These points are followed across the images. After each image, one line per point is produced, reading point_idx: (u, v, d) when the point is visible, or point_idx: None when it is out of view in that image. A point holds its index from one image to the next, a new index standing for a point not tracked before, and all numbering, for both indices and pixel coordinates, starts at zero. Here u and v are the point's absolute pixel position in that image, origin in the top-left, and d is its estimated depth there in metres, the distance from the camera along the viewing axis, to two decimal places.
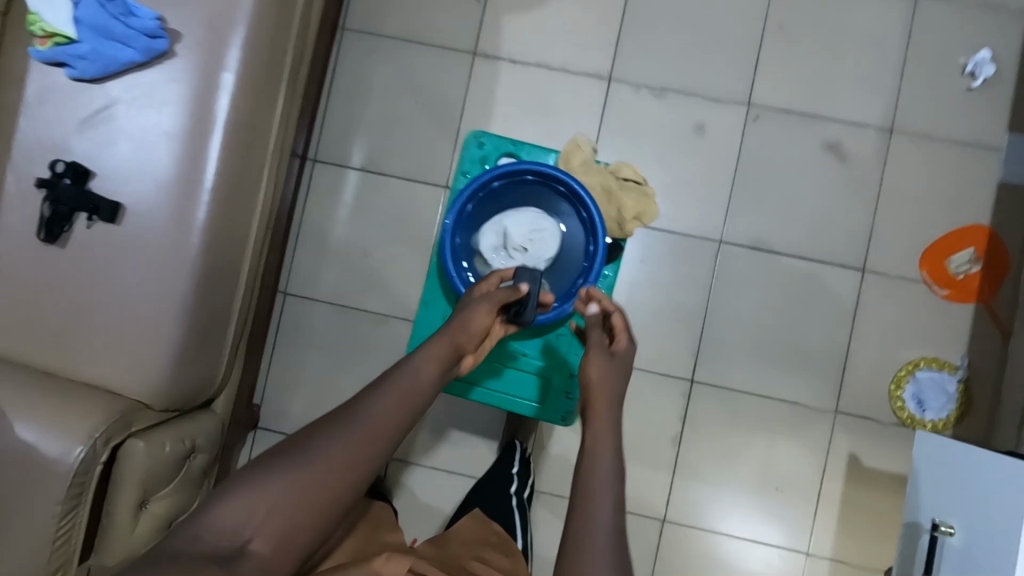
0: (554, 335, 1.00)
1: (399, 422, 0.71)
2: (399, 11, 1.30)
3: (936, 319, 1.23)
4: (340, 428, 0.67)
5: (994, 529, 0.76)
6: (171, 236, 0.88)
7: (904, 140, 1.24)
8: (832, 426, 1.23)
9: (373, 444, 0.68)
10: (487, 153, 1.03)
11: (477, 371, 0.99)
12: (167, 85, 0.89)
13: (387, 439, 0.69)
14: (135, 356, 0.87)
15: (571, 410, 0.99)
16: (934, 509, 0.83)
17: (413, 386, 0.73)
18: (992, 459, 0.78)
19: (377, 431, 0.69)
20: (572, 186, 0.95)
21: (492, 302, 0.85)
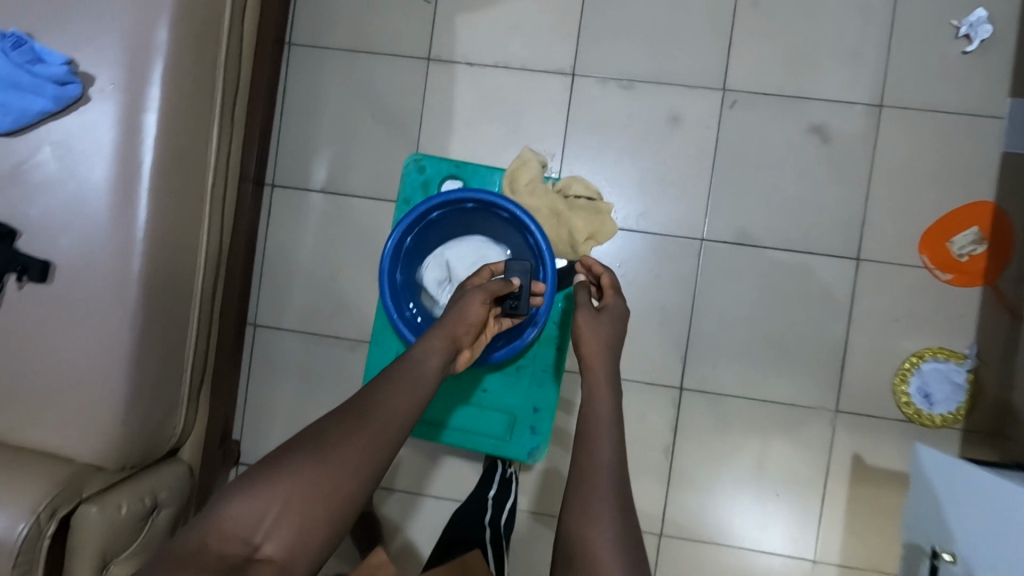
0: (514, 372, 1.08)
1: (405, 415, 0.71)
2: (347, 20, 1.24)
3: (940, 306, 1.14)
4: (348, 424, 0.67)
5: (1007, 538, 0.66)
6: (107, 290, 0.84)
7: (896, 116, 1.15)
8: (834, 426, 1.16)
9: (382, 438, 0.68)
10: (428, 176, 1.11)
11: (443, 412, 1.09)
12: (86, 132, 0.84)
13: (396, 431, 0.69)
14: (81, 419, 0.84)
15: (535, 445, 1.07)
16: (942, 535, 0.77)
17: (416, 380, 0.74)
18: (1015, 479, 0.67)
19: (387, 424, 0.69)
20: (513, 212, 0.94)
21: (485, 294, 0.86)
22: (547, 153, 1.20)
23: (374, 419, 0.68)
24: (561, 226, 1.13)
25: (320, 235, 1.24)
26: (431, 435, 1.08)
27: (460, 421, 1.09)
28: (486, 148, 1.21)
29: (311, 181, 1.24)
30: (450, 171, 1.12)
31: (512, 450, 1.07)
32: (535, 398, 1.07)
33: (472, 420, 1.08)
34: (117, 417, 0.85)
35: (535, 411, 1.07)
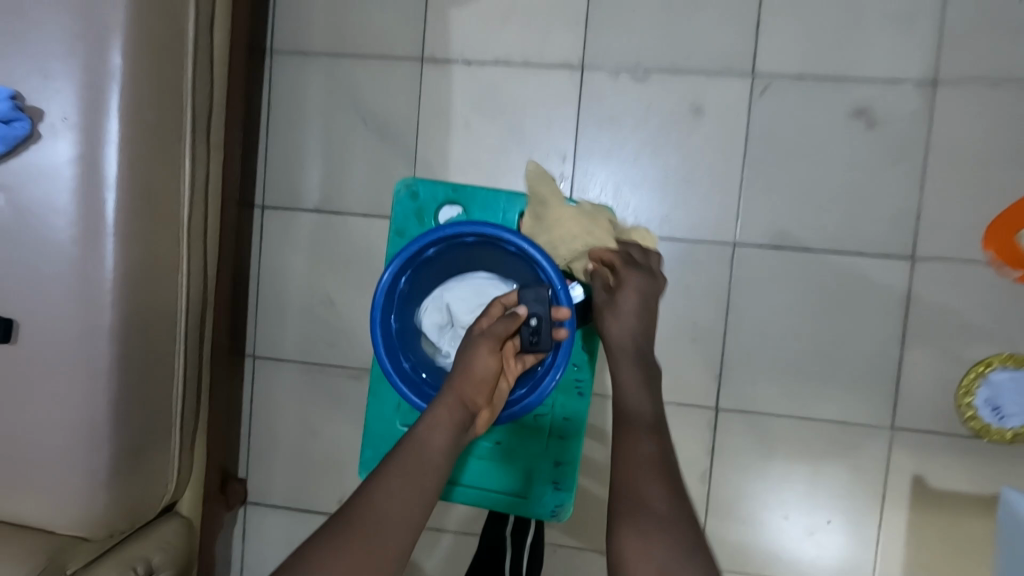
0: (531, 421, 0.98)
1: (407, 507, 0.67)
2: (331, 21, 1.13)
3: (1010, 307, 1.01)
4: (342, 528, 0.63)
5: None
6: (77, 346, 0.77)
7: (952, 92, 1.01)
8: (890, 445, 1.05)
9: (381, 536, 0.64)
10: (423, 203, 0.98)
11: (457, 470, 1.00)
12: (41, 173, 0.76)
13: (398, 525, 0.66)
14: (64, 487, 0.78)
15: (559, 503, 0.97)
16: None
17: (422, 459, 0.71)
18: None
19: (394, 514, 0.66)
20: (523, 247, 0.83)
21: (488, 341, 0.81)
22: (557, 156, 1.09)
23: (373, 512, 0.65)
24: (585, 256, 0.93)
25: (316, 258, 1.16)
26: (447, 495, 1.00)
27: (478, 478, 0.99)
28: (490, 154, 1.10)
29: (303, 200, 1.15)
30: (447, 195, 0.98)
31: (535, 510, 0.97)
32: (556, 451, 0.98)
33: (489, 475, 0.99)
34: (99, 482, 0.78)
35: (557, 465, 0.97)
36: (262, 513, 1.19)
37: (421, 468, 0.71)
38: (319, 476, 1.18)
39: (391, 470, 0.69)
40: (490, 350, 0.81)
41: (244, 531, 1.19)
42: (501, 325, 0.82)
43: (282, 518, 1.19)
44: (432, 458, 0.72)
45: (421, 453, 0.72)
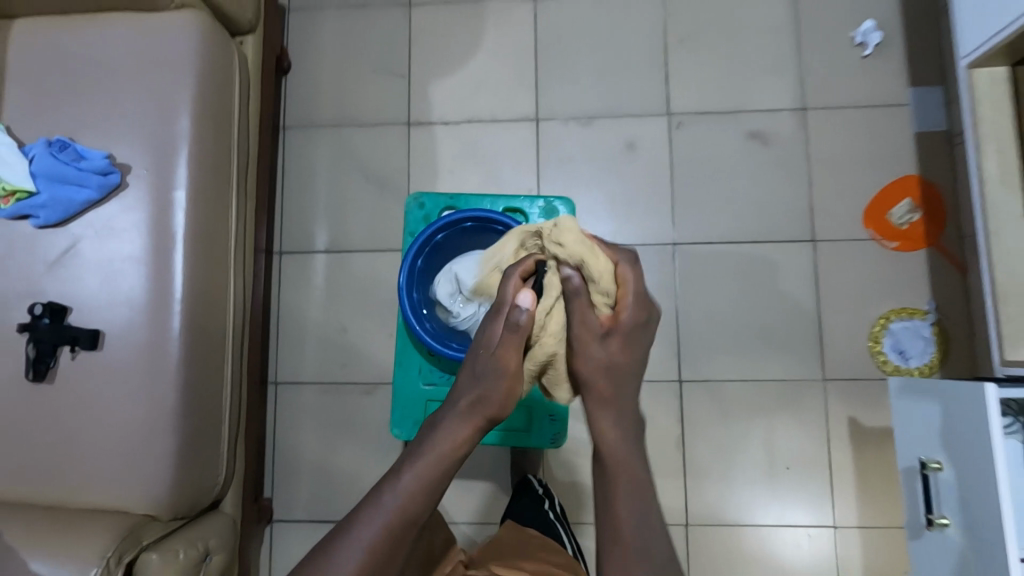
0: None
1: (419, 513, 0.71)
2: (333, 100, 1.40)
3: (896, 271, 1.27)
4: (356, 529, 0.70)
5: (974, 455, 0.78)
6: (151, 350, 0.93)
7: (819, 115, 1.32)
8: (825, 395, 1.25)
9: (391, 541, 0.70)
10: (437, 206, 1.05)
11: None
12: (124, 214, 0.95)
13: (407, 531, 0.70)
14: (139, 473, 0.91)
15: (557, 431, 1.02)
16: (921, 453, 0.88)
17: (438, 469, 0.72)
18: (949, 389, 0.82)
19: (394, 551, 0.70)
20: (511, 221, 0.86)
21: (508, 372, 0.72)
22: (525, 189, 1.35)
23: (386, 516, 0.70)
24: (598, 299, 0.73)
25: (328, 290, 1.35)
26: None
27: None
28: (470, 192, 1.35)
29: (316, 243, 1.36)
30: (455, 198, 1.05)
31: (536, 442, 1.02)
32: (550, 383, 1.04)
33: None
34: (168, 466, 0.91)
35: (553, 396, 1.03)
36: (288, 529, 1.29)
37: (424, 510, 0.72)
38: (337, 487, 1.29)
39: (394, 513, 0.70)
40: (508, 380, 0.73)
41: (270, 549, 1.28)
42: (518, 361, 0.72)
43: (306, 532, 1.29)
44: (449, 467, 0.73)
45: (426, 493, 0.71)
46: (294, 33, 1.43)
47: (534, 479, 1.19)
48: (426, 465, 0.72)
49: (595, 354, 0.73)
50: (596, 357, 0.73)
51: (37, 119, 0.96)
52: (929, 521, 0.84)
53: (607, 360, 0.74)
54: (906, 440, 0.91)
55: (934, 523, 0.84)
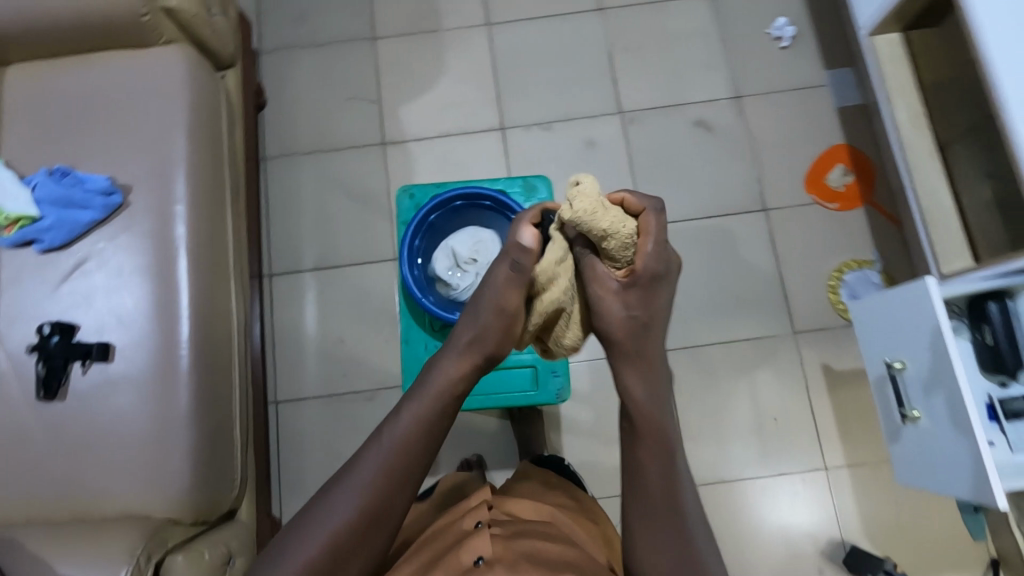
0: None
1: (418, 448, 0.74)
2: (309, 130, 1.49)
3: (841, 228, 1.41)
4: (359, 464, 0.73)
5: (934, 349, 0.85)
6: (161, 357, 0.96)
7: (753, 101, 1.48)
8: (798, 347, 1.35)
9: (392, 476, 0.72)
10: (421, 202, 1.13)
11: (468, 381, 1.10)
12: (127, 231, 0.99)
13: (407, 466, 0.73)
14: (155, 476, 0.92)
15: (562, 386, 1.09)
16: (887, 354, 0.94)
17: (436, 407, 0.76)
18: (900, 291, 0.90)
19: (395, 488, 0.72)
20: (496, 195, 0.95)
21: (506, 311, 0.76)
22: None
23: (388, 452, 0.73)
24: (612, 253, 0.74)
25: (322, 306, 1.40)
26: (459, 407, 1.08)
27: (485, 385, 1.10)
28: None
29: (304, 263, 1.42)
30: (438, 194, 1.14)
31: (543, 399, 1.08)
32: None
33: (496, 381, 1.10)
34: (184, 468, 0.93)
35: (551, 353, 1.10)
36: None
37: (423, 446, 0.74)
38: None
39: (394, 447, 0.73)
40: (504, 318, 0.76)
41: None
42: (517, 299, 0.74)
43: None
44: (446, 406, 0.76)
45: (424, 429, 0.75)
46: (267, 73, 1.52)
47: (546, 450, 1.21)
48: (424, 402, 0.75)
49: (614, 308, 0.75)
50: (616, 319, 0.75)
51: (35, 154, 1.01)
52: (902, 415, 0.91)
53: (627, 315, 0.75)
54: (874, 347, 0.98)
55: (908, 417, 0.90)
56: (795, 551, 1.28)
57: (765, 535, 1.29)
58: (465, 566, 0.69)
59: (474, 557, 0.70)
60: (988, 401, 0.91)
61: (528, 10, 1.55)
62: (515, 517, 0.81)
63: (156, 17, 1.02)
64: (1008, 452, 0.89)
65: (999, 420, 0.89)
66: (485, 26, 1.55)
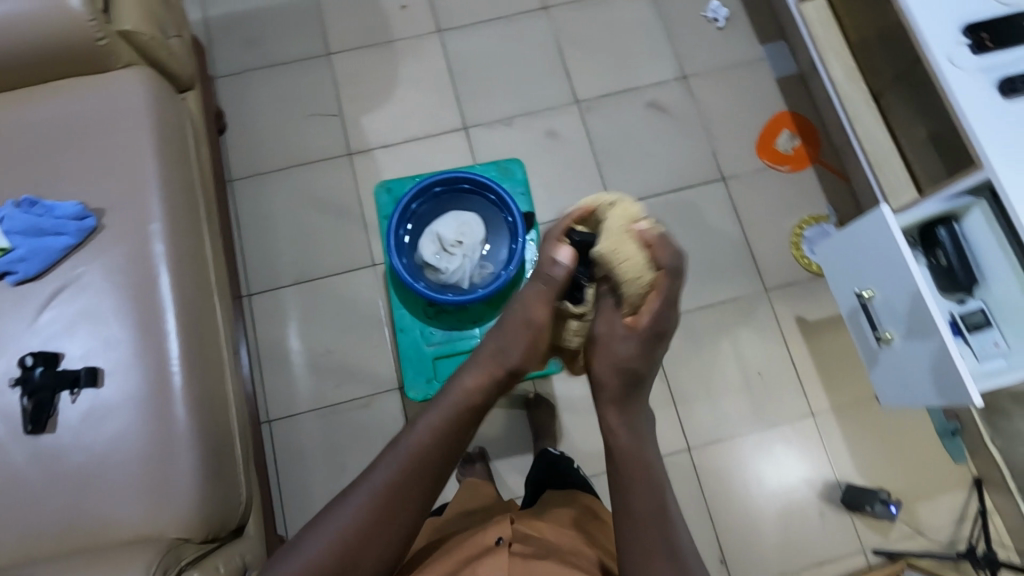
0: None
1: (433, 463, 0.74)
2: (273, 149, 1.50)
3: (795, 188, 1.49)
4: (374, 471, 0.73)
5: (904, 276, 0.91)
6: (152, 376, 0.94)
7: (699, 79, 1.57)
8: (772, 303, 1.42)
9: (406, 489, 0.72)
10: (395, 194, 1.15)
11: None
12: (104, 254, 0.98)
13: (420, 481, 0.73)
14: (161, 496, 0.90)
15: None
16: (859, 285, 1.00)
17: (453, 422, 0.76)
18: (864, 222, 0.96)
19: (407, 492, 0.73)
20: (473, 177, 0.98)
21: (533, 325, 0.76)
22: None
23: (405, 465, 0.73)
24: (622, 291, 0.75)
25: (306, 320, 1.39)
26: None
27: None
28: None
29: (283, 279, 1.42)
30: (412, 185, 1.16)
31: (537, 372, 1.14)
32: None
33: None
34: (188, 484, 0.91)
35: None
36: None
37: (438, 455, 0.75)
38: None
39: (409, 451, 0.74)
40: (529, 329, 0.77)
41: None
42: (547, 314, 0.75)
43: None
44: (462, 424, 0.77)
45: (440, 438, 0.75)
46: (225, 97, 1.53)
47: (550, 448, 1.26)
48: (442, 416, 0.76)
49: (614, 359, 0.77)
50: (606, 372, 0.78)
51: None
52: (877, 339, 0.97)
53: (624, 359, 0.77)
54: (844, 279, 1.04)
55: (882, 339, 0.97)
56: (796, 499, 1.32)
57: (766, 488, 1.33)
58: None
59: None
60: (951, 317, 0.97)
61: (476, 14, 1.61)
62: (537, 538, 0.80)
63: (113, 40, 1.03)
64: (974, 362, 0.95)
65: (963, 333, 0.96)
66: (436, 32, 1.59)
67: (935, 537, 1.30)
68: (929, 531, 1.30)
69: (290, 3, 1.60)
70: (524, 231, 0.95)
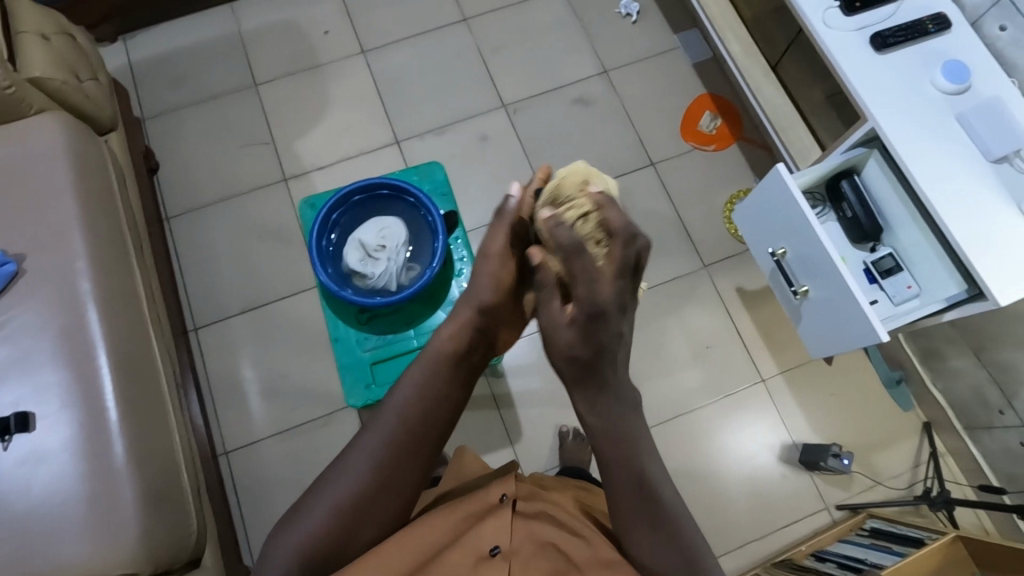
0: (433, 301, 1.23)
1: (422, 422, 0.78)
2: (208, 182, 1.51)
3: (722, 165, 1.54)
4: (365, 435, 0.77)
5: (808, 231, 0.96)
6: (87, 413, 0.94)
7: (619, 72, 1.62)
8: (712, 278, 1.46)
9: (400, 448, 0.77)
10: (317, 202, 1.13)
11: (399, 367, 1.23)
12: (27, 298, 0.98)
13: (412, 440, 0.77)
14: (105, 532, 0.89)
15: None
16: (771, 244, 1.05)
17: (435, 380, 0.81)
18: (768, 181, 1.00)
19: (399, 453, 0.76)
20: (391, 182, 1.00)
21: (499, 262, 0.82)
22: None
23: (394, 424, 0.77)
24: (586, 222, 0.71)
25: (255, 347, 1.39)
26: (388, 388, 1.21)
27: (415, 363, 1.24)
28: None
29: (229, 309, 1.41)
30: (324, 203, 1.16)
31: None
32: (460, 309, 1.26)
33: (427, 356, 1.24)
34: (133, 514, 0.90)
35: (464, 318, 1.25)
36: None
37: (423, 420, 0.78)
38: None
39: (397, 420, 0.77)
40: (496, 262, 0.86)
41: None
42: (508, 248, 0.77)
43: None
44: (441, 378, 0.81)
45: (427, 407, 0.79)
46: (155, 137, 1.54)
47: (546, 462, 1.33)
48: (424, 377, 0.81)
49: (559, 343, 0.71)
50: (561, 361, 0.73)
51: None
52: (794, 293, 1.02)
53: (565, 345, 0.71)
54: (756, 240, 1.10)
55: (800, 293, 1.01)
56: (756, 464, 1.35)
57: (727, 456, 1.35)
58: (482, 552, 0.75)
59: (491, 545, 0.76)
60: (864, 267, 1.02)
61: (397, 32, 1.64)
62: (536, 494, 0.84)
63: (21, 87, 1.04)
64: (890, 305, 1.00)
65: (877, 279, 1.00)
66: (360, 54, 1.62)
67: (893, 486, 1.33)
68: (886, 480, 1.33)
69: (214, 39, 1.62)
70: (444, 231, 0.97)
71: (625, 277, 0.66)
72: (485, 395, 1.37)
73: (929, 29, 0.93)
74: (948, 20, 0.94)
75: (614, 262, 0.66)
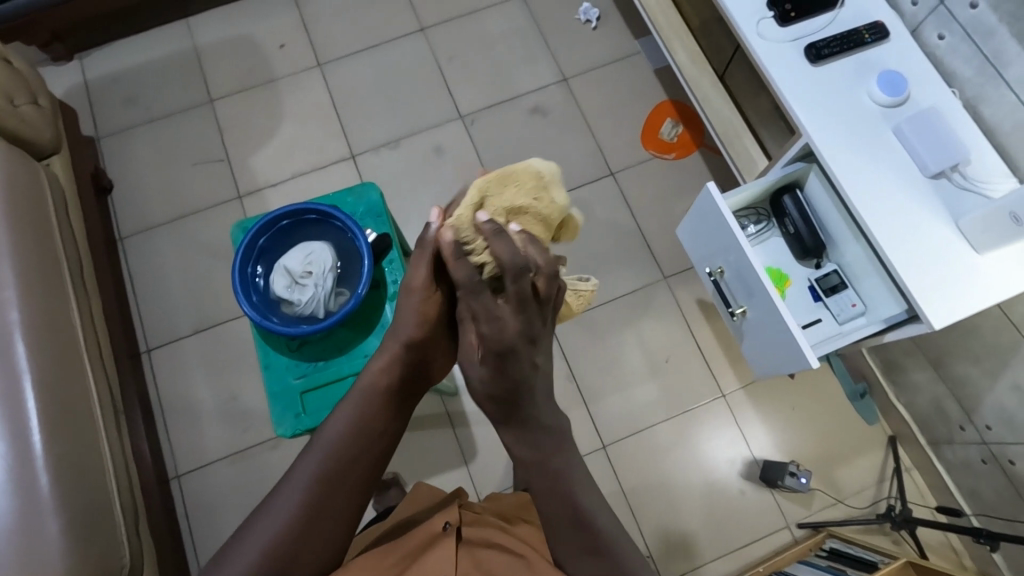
0: None
1: (361, 449, 0.73)
2: (161, 202, 1.50)
3: (682, 173, 1.51)
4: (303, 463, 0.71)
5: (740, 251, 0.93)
6: (11, 444, 0.92)
7: (578, 79, 1.59)
8: (672, 290, 1.43)
9: (339, 478, 0.71)
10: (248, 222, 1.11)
11: None
12: None
13: (351, 467, 0.72)
14: (27, 568, 0.87)
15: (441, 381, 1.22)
16: (709, 261, 1.04)
17: (374, 403, 0.76)
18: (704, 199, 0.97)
19: (338, 482, 0.71)
20: (319, 207, 0.98)
21: (414, 288, 0.73)
22: None
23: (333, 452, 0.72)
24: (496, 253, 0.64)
25: (207, 368, 1.38)
26: None
27: None
28: None
29: (181, 330, 1.40)
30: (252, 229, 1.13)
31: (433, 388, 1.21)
32: None
33: None
34: (58, 547, 0.89)
35: None
36: None
37: (362, 448, 0.73)
38: None
39: (331, 441, 0.72)
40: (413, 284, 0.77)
41: None
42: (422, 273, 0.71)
43: None
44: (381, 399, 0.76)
45: (366, 432, 0.74)
46: (109, 157, 1.53)
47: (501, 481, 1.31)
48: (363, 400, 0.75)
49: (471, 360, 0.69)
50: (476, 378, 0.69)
51: None
52: (732, 313, 1.01)
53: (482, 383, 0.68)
54: (697, 256, 1.08)
55: (737, 314, 1.00)
56: (715, 480, 1.32)
57: (683, 472, 1.32)
58: None
59: None
60: (809, 284, 1.00)
61: (353, 44, 1.62)
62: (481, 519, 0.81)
63: None
64: (834, 324, 0.98)
65: (821, 298, 0.98)
66: (316, 66, 1.60)
67: (855, 504, 1.29)
68: (849, 498, 1.30)
69: (169, 56, 1.60)
70: (370, 256, 0.95)
71: (526, 308, 0.63)
72: (438, 413, 1.35)
73: (866, 39, 0.90)
74: (885, 29, 0.90)
75: (513, 299, 0.62)
